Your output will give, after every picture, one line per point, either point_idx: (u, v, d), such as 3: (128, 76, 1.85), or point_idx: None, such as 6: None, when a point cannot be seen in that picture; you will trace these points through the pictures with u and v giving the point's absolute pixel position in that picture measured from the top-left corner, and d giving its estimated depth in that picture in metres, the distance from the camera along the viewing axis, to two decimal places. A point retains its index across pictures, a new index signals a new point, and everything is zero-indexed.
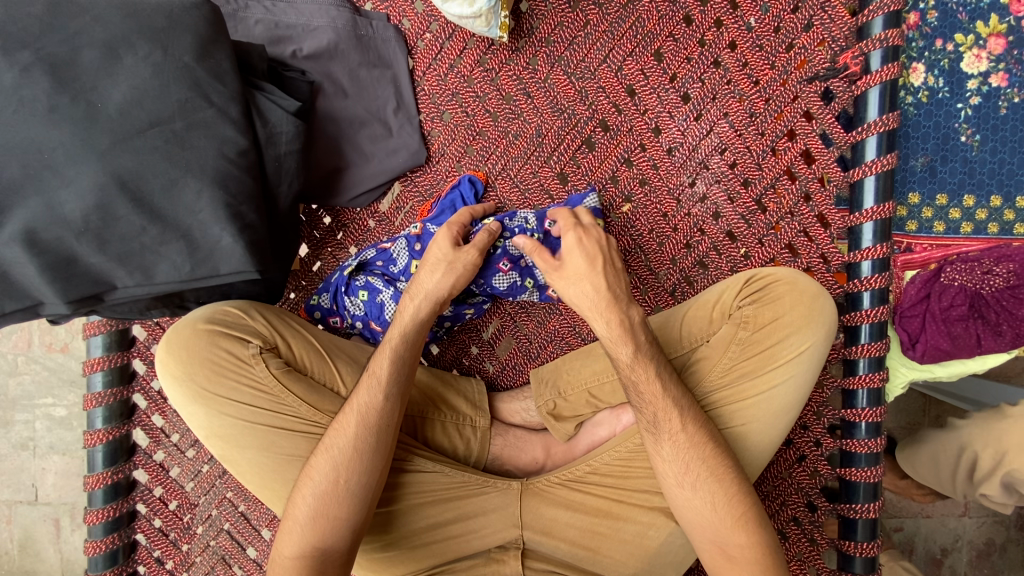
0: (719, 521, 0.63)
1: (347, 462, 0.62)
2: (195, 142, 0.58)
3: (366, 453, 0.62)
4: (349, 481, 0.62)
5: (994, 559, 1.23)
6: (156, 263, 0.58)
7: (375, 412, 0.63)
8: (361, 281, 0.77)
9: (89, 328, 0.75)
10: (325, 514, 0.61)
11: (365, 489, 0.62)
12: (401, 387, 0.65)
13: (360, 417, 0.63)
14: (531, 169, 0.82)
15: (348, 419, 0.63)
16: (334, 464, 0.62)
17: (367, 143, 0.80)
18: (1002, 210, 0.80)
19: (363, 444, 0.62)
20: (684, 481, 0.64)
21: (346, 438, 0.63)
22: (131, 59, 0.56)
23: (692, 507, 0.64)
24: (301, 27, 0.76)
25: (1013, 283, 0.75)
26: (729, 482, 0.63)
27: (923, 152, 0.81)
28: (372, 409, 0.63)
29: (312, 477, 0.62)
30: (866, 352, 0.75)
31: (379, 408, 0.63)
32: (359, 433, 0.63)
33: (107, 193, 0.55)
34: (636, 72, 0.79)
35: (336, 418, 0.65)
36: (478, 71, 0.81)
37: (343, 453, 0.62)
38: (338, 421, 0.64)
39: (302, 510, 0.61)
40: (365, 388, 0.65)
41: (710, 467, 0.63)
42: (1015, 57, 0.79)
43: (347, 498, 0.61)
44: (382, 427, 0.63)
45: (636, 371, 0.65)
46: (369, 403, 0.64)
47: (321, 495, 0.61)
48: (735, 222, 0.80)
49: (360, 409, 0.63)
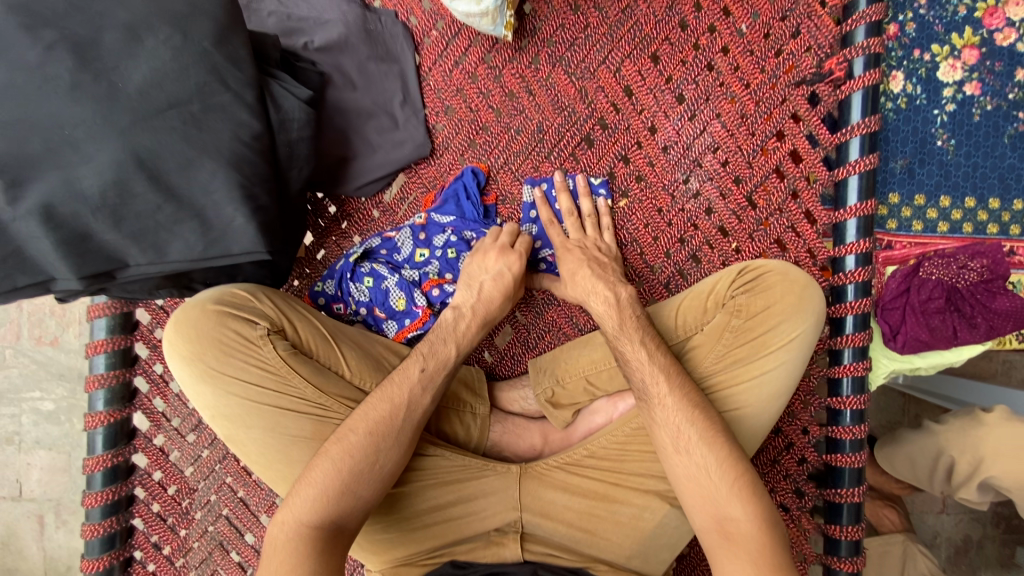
0: (715, 492, 0.63)
1: (391, 446, 0.64)
2: (212, 124, 0.59)
3: (406, 443, 0.65)
4: (384, 466, 0.64)
5: (971, 555, 1.27)
6: (170, 241, 0.60)
7: (421, 408, 0.66)
8: (366, 268, 0.79)
9: (93, 310, 0.75)
10: (352, 490, 0.62)
11: (392, 474, 0.65)
12: (445, 387, 0.69)
13: (407, 411, 0.65)
14: (532, 163, 0.85)
15: (394, 408, 0.65)
16: (374, 445, 0.63)
17: (374, 135, 0.82)
18: (976, 210, 0.86)
19: (403, 435, 0.65)
20: (675, 448, 0.66)
21: (390, 427, 0.64)
22: (152, 41, 0.58)
23: (681, 478, 0.65)
24: (312, 20, 0.77)
25: (987, 277, 0.79)
26: (717, 454, 0.65)
27: (903, 155, 0.86)
28: (418, 407, 0.66)
29: (350, 454, 0.62)
30: (851, 342, 0.79)
31: (425, 407, 0.66)
32: (404, 424, 0.65)
33: (125, 169, 0.56)
34: (634, 72, 0.83)
35: (372, 403, 0.65)
36: (483, 67, 0.84)
37: (387, 438, 0.64)
38: (379, 405, 0.65)
39: (328, 482, 0.61)
40: (418, 385, 0.67)
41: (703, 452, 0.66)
42: (987, 68, 0.85)
43: (376, 482, 0.63)
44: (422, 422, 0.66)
45: (632, 350, 0.70)
46: (419, 399, 0.66)
47: (353, 472, 0.62)
48: (727, 218, 0.84)
49: (409, 404, 0.66)
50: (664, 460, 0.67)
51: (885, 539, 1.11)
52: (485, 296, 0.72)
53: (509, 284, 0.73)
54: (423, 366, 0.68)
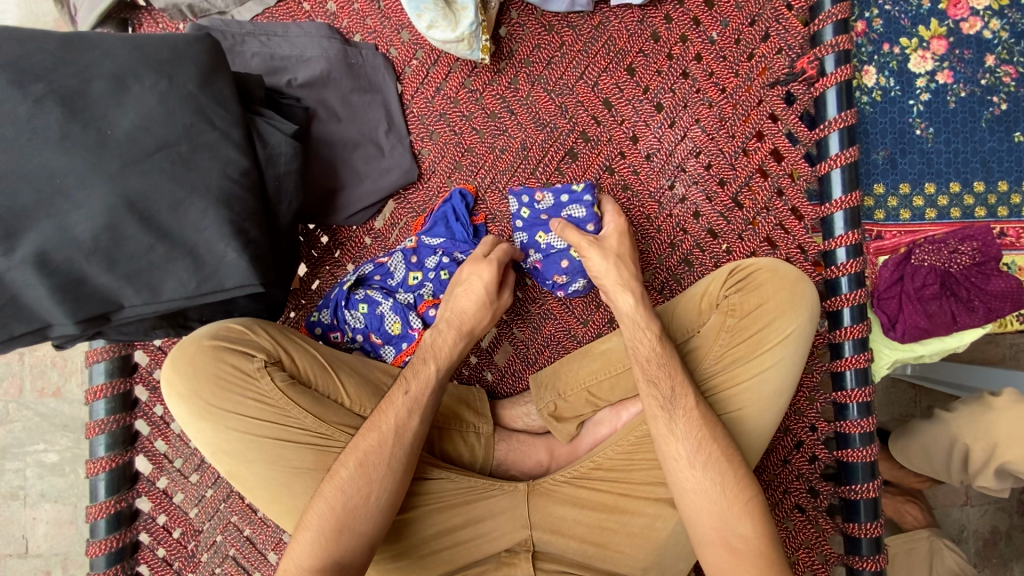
0: (725, 506, 0.64)
1: (384, 476, 0.63)
2: (200, 163, 0.61)
3: (400, 471, 0.64)
4: (379, 497, 0.63)
5: (1001, 547, 1.24)
6: (163, 280, 0.60)
7: (410, 431, 0.65)
8: (361, 294, 0.79)
9: (92, 355, 0.76)
10: (349, 528, 0.61)
11: (390, 506, 0.63)
12: (433, 406, 0.68)
13: (397, 437, 0.65)
14: (519, 181, 0.86)
15: (382, 437, 0.64)
16: (368, 478, 0.63)
17: (362, 164, 0.83)
18: (961, 195, 0.87)
19: (396, 462, 0.64)
20: (689, 464, 0.66)
21: (381, 456, 0.64)
22: (138, 88, 0.60)
23: (690, 491, 0.65)
24: (295, 58, 0.79)
25: (978, 260, 0.80)
26: (727, 464, 0.66)
27: (883, 146, 0.87)
28: (408, 431, 0.65)
29: (342, 490, 0.62)
30: (850, 334, 0.79)
31: (415, 430, 0.65)
32: (395, 451, 0.64)
33: (116, 213, 0.58)
34: (611, 85, 0.85)
35: (363, 434, 0.65)
36: (464, 91, 0.86)
37: (378, 468, 0.63)
38: (368, 435, 0.65)
39: (324, 522, 0.61)
40: (404, 408, 0.66)
41: (703, 447, 0.66)
42: (955, 57, 0.88)
43: (373, 515, 0.62)
44: (415, 448, 0.65)
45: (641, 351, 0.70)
46: (407, 422, 0.65)
47: (348, 509, 0.61)
48: (715, 220, 0.85)
49: (398, 429, 0.65)
50: (674, 465, 0.67)
51: (909, 536, 1.08)
52: (475, 314, 0.73)
53: (482, 292, 0.73)
54: (406, 390, 0.67)
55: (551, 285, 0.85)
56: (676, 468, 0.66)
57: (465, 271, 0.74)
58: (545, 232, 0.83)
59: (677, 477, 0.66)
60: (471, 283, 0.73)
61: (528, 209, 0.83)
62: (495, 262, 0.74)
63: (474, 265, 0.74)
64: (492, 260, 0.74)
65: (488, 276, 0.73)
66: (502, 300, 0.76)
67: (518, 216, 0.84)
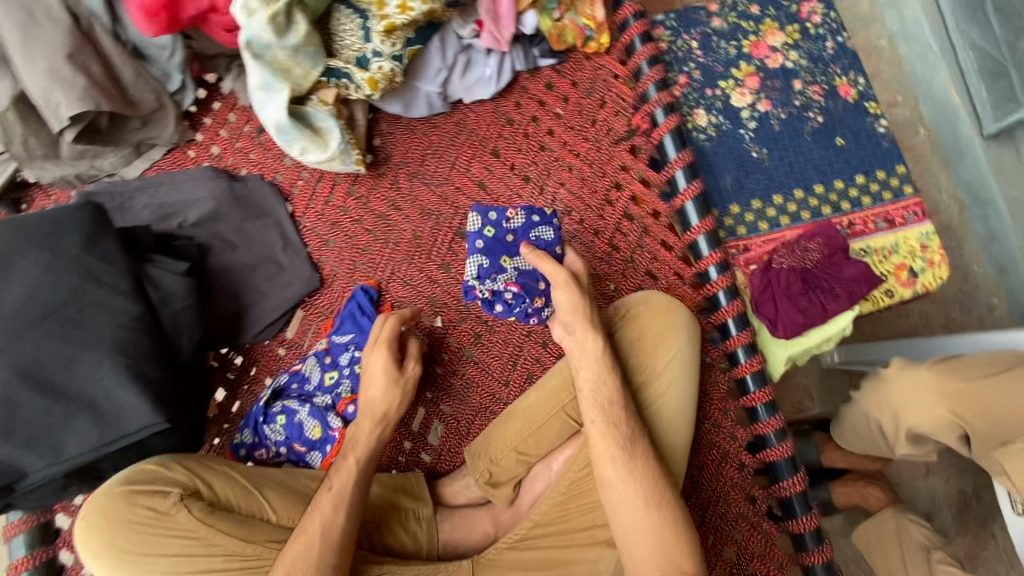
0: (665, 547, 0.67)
1: None
2: (89, 319, 0.66)
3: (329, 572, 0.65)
4: None
5: (973, 507, 1.25)
6: (66, 437, 0.63)
7: (337, 529, 0.67)
8: (277, 407, 0.82)
9: (9, 530, 0.74)
10: None
11: None
12: (358, 502, 0.70)
13: (323, 538, 0.66)
14: (417, 267, 0.93)
15: (308, 541, 0.66)
16: None
17: (263, 283, 0.88)
18: (806, 199, 0.99)
19: (326, 563, 0.65)
20: (645, 505, 0.69)
21: (309, 561, 0.65)
22: (23, 263, 0.65)
23: (643, 533, 0.68)
24: (183, 202, 0.86)
25: (828, 254, 0.90)
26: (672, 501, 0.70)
27: (729, 172, 0.99)
28: (334, 529, 0.67)
29: None
30: (740, 341, 0.86)
31: (341, 526, 0.67)
32: (322, 552, 0.66)
33: (11, 386, 0.63)
34: (482, 168, 0.95)
35: (290, 543, 0.66)
36: (350, 199, 0.94)
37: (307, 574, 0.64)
38: (295, 543, 0.66)
39: None
40: (329, 506, 0.68)
41: (655, 488, 0.70)
42: (768, 89, 1.03)
43: None
44: (343, 546, 0.67)
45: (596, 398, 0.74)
46: (331, 521, 0.67)
47: None
48: (598, 265, 0.93)
49: (324, 529, 0.66)
50: (631, 507, 0.69)
51: (878, 519, 1.08)
52: (384, 398, 0.75)
53: (384, 376, 0.75)
54: (329, 487, 0.70)
55: (524, 313, 0.85)
56: (625, 511, 0.69)
57: (370, 360, 0.76)
58: (509, 256, 0.82)
59: (626, 518, 0.69)
60: (372, 371, 0.76)
61: (490, 225, 0.82)
62: (387, 342, 0.77)
63: (370, 350, 0.77)
64: (382, 340, 0.77)
65: (384, 357, 0.76)
66: (408, 374, 0.78)
67: (480, 233, 0.82)
